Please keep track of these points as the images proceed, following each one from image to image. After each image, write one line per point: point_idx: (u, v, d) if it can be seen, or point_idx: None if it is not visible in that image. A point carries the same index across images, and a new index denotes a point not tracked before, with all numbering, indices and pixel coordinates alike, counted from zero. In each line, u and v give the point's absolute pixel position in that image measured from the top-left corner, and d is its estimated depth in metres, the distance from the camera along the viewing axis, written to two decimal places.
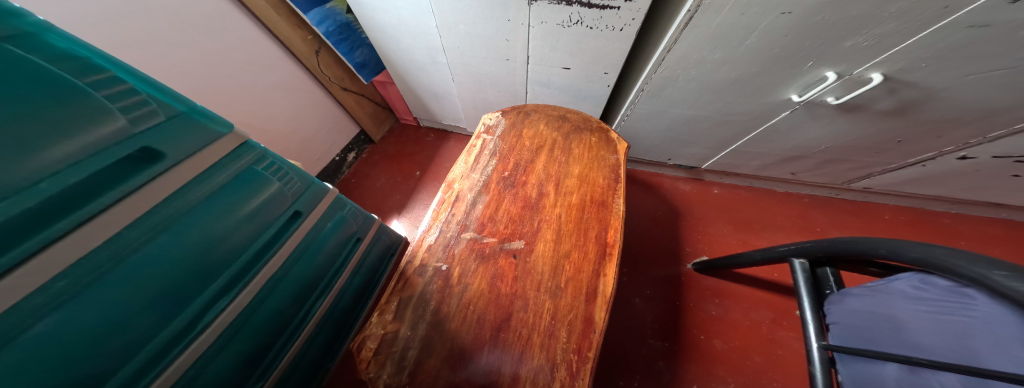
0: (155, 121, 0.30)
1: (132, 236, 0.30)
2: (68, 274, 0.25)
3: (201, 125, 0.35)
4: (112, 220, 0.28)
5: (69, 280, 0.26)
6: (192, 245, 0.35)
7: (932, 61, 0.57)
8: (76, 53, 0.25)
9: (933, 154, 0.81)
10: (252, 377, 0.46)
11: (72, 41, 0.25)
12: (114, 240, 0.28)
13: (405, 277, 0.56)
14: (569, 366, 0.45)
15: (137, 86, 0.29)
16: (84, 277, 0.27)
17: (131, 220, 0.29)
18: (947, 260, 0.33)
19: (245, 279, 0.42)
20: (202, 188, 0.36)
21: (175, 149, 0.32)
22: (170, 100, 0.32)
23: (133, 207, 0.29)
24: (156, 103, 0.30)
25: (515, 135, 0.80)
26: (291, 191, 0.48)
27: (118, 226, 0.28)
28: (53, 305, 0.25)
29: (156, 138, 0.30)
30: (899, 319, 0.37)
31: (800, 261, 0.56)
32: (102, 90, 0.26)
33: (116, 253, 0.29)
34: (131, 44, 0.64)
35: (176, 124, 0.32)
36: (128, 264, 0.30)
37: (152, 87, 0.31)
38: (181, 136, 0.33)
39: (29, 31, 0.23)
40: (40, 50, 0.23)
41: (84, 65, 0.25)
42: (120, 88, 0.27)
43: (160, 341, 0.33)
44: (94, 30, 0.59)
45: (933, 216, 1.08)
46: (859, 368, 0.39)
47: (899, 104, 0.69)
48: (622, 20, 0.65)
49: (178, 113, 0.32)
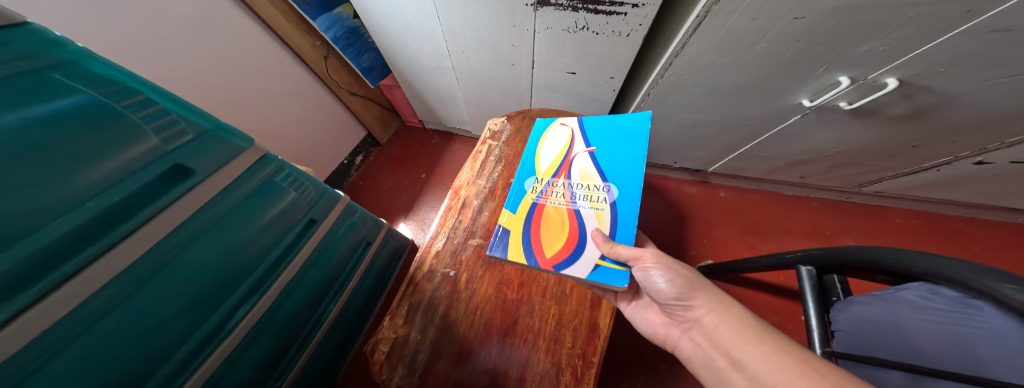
0: (185, 139, 0.31)
1: (169, 246, 0.31)
2: (114, 284, 0.27)
3: (225, 142, 0.36)
4: (150, 234, 0.29)
5: (115, 289, 0.27)
6: (220, 254, 0.36)
7: (950, 66, 0.56)
8: (114, 77, 0.27)
9: (948, 158, 0.80)
10: (273, 376, 0.47)
11: (108, 66, 0.27)
12: (154, 251, 0.30)
13: (413, 282, 0.57)
14: (574, 370, 0.46)
15: (168, 107, 0.31)
16: (128, 286, 0.28)
17: (168, 232, 0.30)
18: (955, 272, 0.33)
19: (266, 284, 0.43)
20: (228, 200, 0.37)
21: (203, 164, 0.33)
22: (198, 120, 0.33)
23: (170, 220, 0.30)
24: (185, 122, 0.32)
25: (520, 140, 0.81)
26: (306, 199, 0.49)
27: (157, 238, 0.29)
28: (98, 315, 0.26)
29: (186, 155, 0.32)
30: (903, 327, 0.37)
31: (807, 268, 0.56)
32: (136, 111, 0.28)
33: (156, 262, 0.30)
34: (148, 53, 0.66)
35: (204, 142, 0.33)
36: (168, 272, 0.31)
37: (182, 107, 0.32)
38: (208, 153, 0.34)
39: (73, 58, 0.25)
40: (82, 77, 0.25)
41: (120, 88, 0.27)
42: (152, 109, 0.29)
43: (191, 344, 0.34)
44: (112, 39, 0.60)
45: (946, 221, 1.06)
46: (862, 374, 0.40)
47: (914, 109, 0.67)
48: (629, 25, 0.65)
49: (205, 131, 0.34)
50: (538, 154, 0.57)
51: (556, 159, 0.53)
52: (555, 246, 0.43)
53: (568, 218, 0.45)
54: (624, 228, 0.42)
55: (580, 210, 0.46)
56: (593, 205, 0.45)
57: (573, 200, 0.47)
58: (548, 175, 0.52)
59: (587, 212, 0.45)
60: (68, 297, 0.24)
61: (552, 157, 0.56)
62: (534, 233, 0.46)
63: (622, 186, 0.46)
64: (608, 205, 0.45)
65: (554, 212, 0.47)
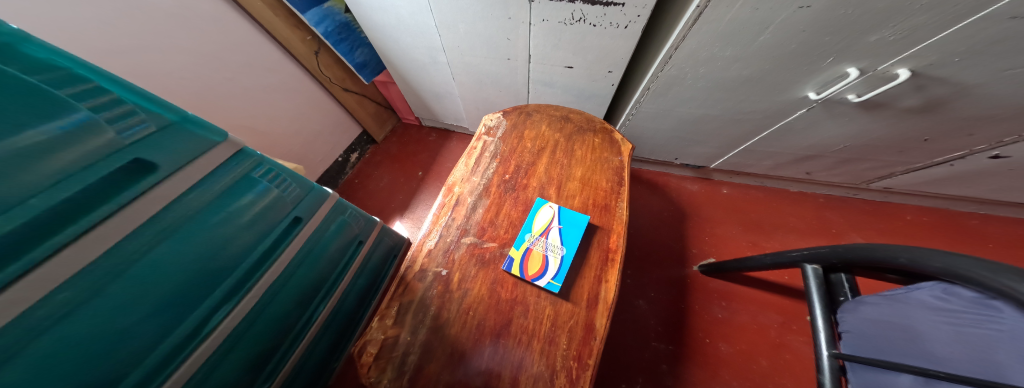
0: (145, 133, 0.28)
1: (132, 246, 0.28)
2: (69, 286, 0.24)
3: (194, 136, 0.32)
4: (108, 232, 0.25)
5: (72, 291, 0.24)
6: (193, 255, 0.33)
7: (966, 55, 0.53)
8: (57, 64, 0.23)
9: (962, 153, 0.77)
10: (261, 377, 0.43)
11: (52, 50, 0.22)
12: (114, 251, 0.26)
13: (404, 282, 0.55)
14: (569, 373, 0.44)
15: (124, 96, 0.26)
16: (86, 288, 0.25)
17: (128, 231, 0.27)
18: (975, 271, 0.31)
19: (248, 285, 0.39)
20: (201, 196, 0.33)
21: (168, 158, 0.29)
22: (159, 110, 0.29)
23: (132, 216, 0.27)
24: (144, 113, 0.28)
25: (516, 136, 0.79)
26: (290, 196, 0.45)
27: (118, 237, 0.26)
28: (53, 319, 0.23)
29: (146, 148, 0.28)
30: (917, 329, 0.35)
31: (813, 266, 0.54)
32: (86, 101, 0.24)
33: (119, 263, 0.27)
34: (133, 49, 0.64)
35: (168, 135, 0.29)
36: (132, 274, 0.28)
37: (142, 97, 0.28)
38: (172, 147, 0.30)
39: (5, 41, 0.20)
40: (19, 61, 0.21)
41: (66, 76, 0.23)
42: (105, 98, 0.25)
43: (162, 351, 0.31)
44: (94, 35, 0.59)
45: (959, 217, 1.03)
46: (871, 377, 0.38)
47: (926, 102, 0.65)
48: (627, 17, 0.62)
49: (169, 123, 0.30)
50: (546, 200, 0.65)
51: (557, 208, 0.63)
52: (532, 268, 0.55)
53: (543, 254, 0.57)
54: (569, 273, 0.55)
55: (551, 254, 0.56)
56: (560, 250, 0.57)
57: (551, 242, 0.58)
58: (538, 216, 0.62)
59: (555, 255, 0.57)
60: (19, 300, 0.20)
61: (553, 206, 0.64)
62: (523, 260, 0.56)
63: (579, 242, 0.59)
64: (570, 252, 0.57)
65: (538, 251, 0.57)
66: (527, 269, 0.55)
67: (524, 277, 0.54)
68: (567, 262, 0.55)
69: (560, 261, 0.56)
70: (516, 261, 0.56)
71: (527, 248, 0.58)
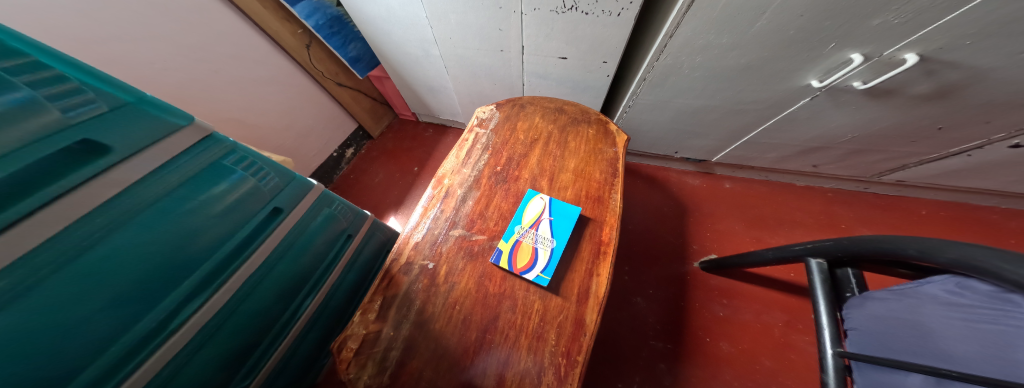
0: (96, 112, 0.27)
1: (83, 232, 0.26)
2: (11, 274, 0.22)
3: (154, 117, 0.31)
4: (54, 216, 0.24)
5: (13, 279, 0.22)
6: (157, 243, 0.32)
7: (978, 37, 0.49)
8: None
9: (980, 142, 0.72)
10: (239, 375, 0.42)
11: None
12: (63, 236, 0.25)
13: (390, 275, 0.54)
14: (558, 370, 0.43)
15: (67, 73, 0.26)
16: (29, 277, 0.23)
17: (78, 215, 0.26)
18: (991, 263, 0.28)
19: (223, 276, 0.38)
20: (163, 182, 0.32)
21: (123, 139, 0.29)
22: (112, 90, 0.29)
23: (81, 201, 0.26)
24: (92, 92, 0.27)
25: (509, 128, 0.77)
26: (269, 186, 0.44)
27: (61, 224, 0.24)
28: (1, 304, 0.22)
29: (98, 129, 0.27)
30: (926, 325, 0.32)
31: (817, 260, 0.50)
32: (23, 76, 0.23)
33: (69, 249, 0.25)
34: (111, 39, 0.64)
35: (123, 116, 0.29)
36: (84, 261, 0.27)
37: (89, 75, 0.27)
38: (129, 129, 0.29)
39: None
40: None
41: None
42: (43, 74, 0.24)
43: (126, 341, 0.29)
44: (72, 28, 0.59)
45: (977, 212, 0.98)
46: (877, 377, 0.35)
47: (939, 88, 0.61)
48: (618, 4, 0.61)
49: (123, 104, 0.29)
50: (530, 201, 0.61)
51: (541, 208, 0.60)
52: (524, 259, 0.54)
53: (530, 251, 0.54)
54: (560, 266, 0.53)
55: (539, 248, 0.55)
56: (546, 246, 0.55)
57: (538, 238, 0.56)
58: (528, 209, 0.60)
59: (540, 252, 0.54)
60: None
61: (537, 205, 0.61)
62: (512, 257, 0.54)
63: (566, 235, 0.56)
64: (559, 246, 0.55)
65: (525, 248, 0.55)
66: (516, 262, 0.54)
67: (513, 271, 0.53)
68: (557, 254, 0.54)
69: (551, 253, 0.54)
70: (505, 254, 0.55)
71: (516, 240, 0.56)
